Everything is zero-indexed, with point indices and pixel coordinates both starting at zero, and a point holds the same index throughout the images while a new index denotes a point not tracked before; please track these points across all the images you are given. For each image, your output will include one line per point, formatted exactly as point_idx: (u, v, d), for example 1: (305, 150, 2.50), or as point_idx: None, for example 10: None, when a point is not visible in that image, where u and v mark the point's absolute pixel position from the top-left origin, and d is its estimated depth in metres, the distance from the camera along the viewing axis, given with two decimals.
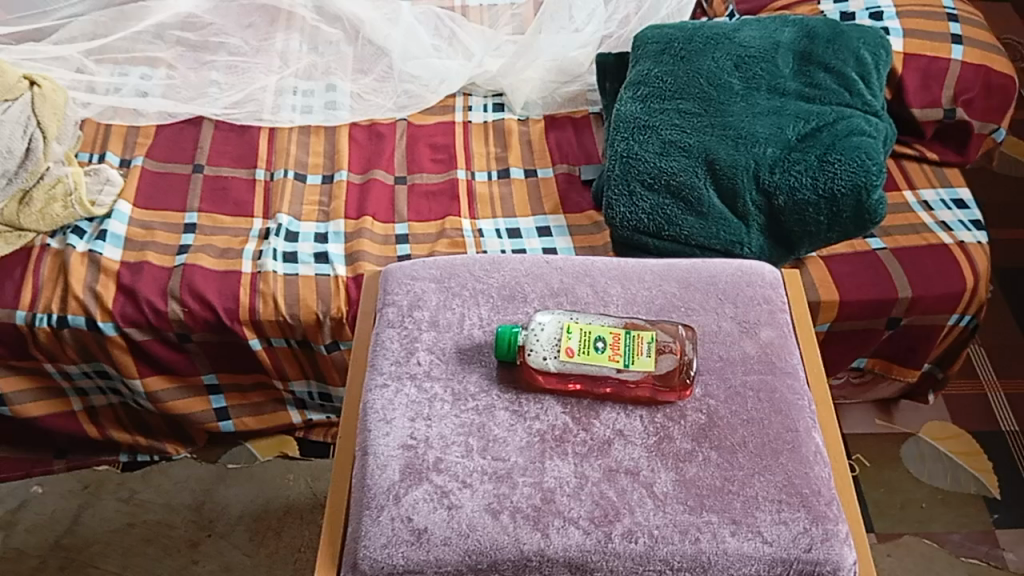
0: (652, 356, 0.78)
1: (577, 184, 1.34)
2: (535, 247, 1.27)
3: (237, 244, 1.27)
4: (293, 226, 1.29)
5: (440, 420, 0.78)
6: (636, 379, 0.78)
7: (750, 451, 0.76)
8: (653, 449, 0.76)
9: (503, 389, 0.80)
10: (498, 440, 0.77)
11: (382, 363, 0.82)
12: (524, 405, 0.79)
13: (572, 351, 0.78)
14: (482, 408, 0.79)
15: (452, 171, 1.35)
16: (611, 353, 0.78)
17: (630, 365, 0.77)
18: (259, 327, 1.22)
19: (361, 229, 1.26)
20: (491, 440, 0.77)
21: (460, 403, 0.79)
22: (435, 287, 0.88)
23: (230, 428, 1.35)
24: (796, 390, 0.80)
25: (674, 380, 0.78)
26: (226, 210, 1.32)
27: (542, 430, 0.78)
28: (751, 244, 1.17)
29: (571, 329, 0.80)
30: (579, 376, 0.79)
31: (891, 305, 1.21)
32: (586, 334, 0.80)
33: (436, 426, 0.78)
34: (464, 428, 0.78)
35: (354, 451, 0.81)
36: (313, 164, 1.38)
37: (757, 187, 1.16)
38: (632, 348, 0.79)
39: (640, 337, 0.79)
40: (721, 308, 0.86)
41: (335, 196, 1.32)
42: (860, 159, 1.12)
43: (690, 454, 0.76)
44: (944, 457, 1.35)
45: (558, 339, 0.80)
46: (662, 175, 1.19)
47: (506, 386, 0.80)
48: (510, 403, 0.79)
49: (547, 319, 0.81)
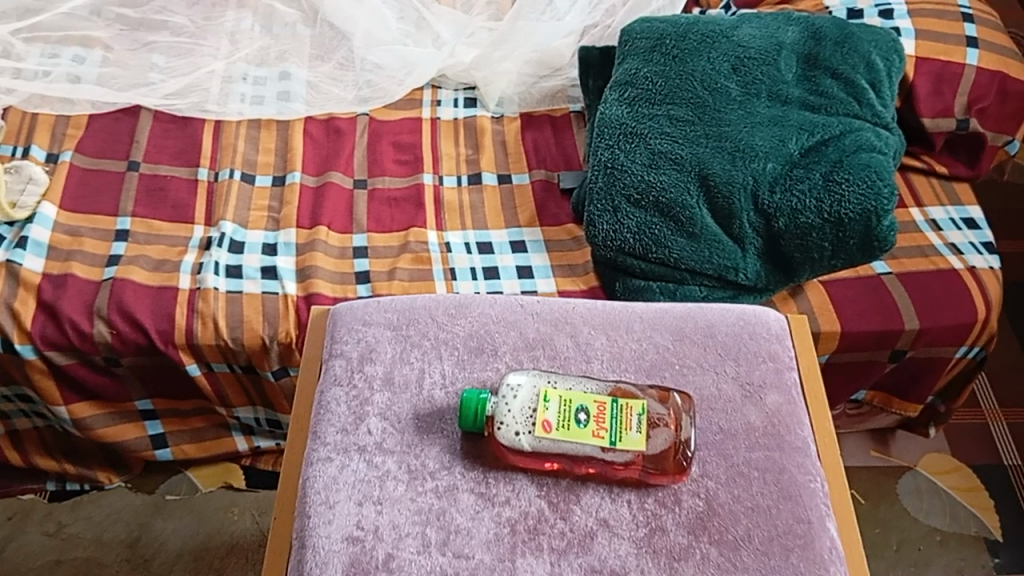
0: (643, 432, 0.67)
1: (555, 193, 1.21)
2: (508, 264, 1.15)
3: (174, 255, 1.14)
4: (239, 235, 1.16)
5: (392, 506, 0.67)
6: (626, 460, 0.67)
7: (756, 548, 0.65)
8: (642, 544, 0.65)
9: (468, 466, 0.69)
10: (460, 532, 0.66)
11: (326, 431, 0.71)
12: (493, 487, 0.68)
13: (549, 426, 0.67)
14: (443, 490, 0.68)
15: (418, 175, 1.22)
16: (595, 428, 0.67)
17: (617, 444, 0.66)
18: (197, 351, 1.09)
19: (315, 241, 1.13)
20: (452, 531, 0.66)
21: (417, 484, 0.68)
22: (391, 337, 0.76)
23: (168, 456, 1.23)
24: (807, 469, 0.69)
25: (671, 462, 0.67)
26: (163, 214, 1.18)
27: (512, 519, 0.66)
28: (746, 270, 1.05)
29: (550, 398, 0.68)
30: (557, 454, 0.67)
31: (896, 338, 1.10)
32: (567, 404, 0.68)
33: (387, 514, 0.66)
34: (421, 517, 0.66)
35: (291, 534, 0.70)
36: (262, 162, 1.24)
37: (755, 207, 1.04)
38: (620, 423, 0.67)
39: (630, 408, 0.68)
40: (722, 367, 0.75)
41: (286, 201, 1.19)
42: (870, 180, 1.01)
43: (686, 551, 0.65)
44: (942, 493, 1.26)
45: (534, 409, 0.68)
46: (650, 190, 1.06)
47: (471, 462, 0.69)
48: (475, 484, 0.68)
49: (519, 383, 0.69)
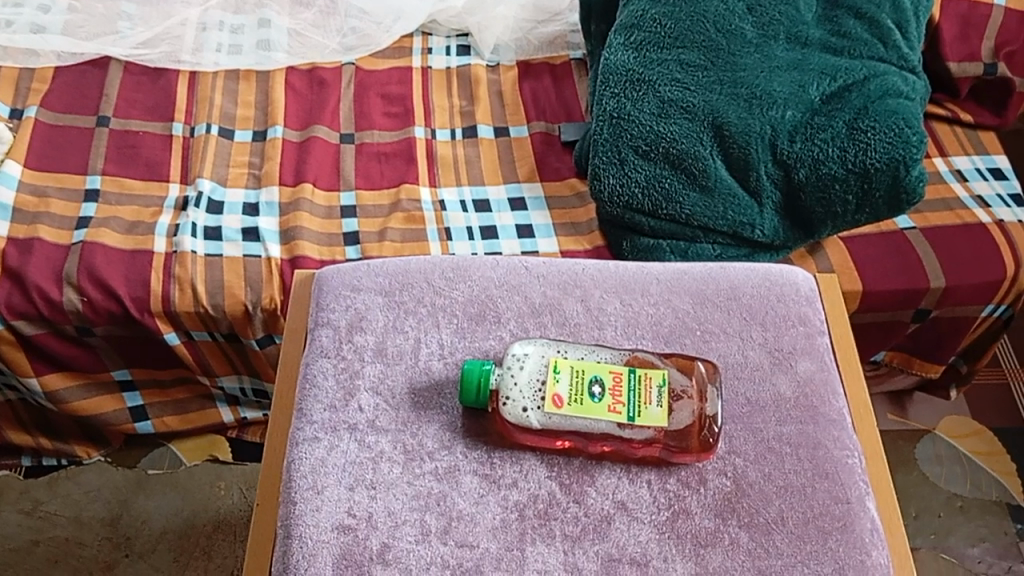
0: (665, 405, 0.60)
1: (556, 147, 1.14)
2: (507, 223, 1.07)
3: (148, 217, 1.06)
4: (217, 194, 1.08)
5: (386, 490, 0.60)
6: (646, 438, 0.60)
7: (790, 531, 0.59)
8: (664, 529, 0.59)
9: (470, 444, 0.62)
10: (463, 518, 0.59)
11: (312, 408, 0.64)
12: (498, 468, 0.61)
13: (560, 401, 0.60)
14: (443, 472, 0.61)
15: (409, 128, 1.14)
16: (612, 402, 0.60)
17: (636, 420, 0.60)
18: (176, 319, 1.02)
19: (299, 200, 1.06)
20: (454, 518, 0.59)
21: (414, 466, 0.61)
22: (383, 305, 0.69)
23: (149, 429, 1.16)
24: (844, 444, 0.63)
25: (697, 437, 0.61)
26: (136, 173, 1.10)
27: (521, 503, 0.60)
28: (763, 226, 0.98)
29: (560, 371, 0.62)
30: (569, 433, 0.61)
31: (920, 297, 1.04)
32: (580, 377, 0.61)
33: (382, 499, 0.60)
34: (419, 502, 0.60)
35: (275, 521, 0.63)
36: (241, 116, 1.16)
37: (773, 158, 0.97)
38: (637, 396, 0.60)
39: (648, 379, 0.61)
40: (746, 332, 0.68)
41: (267, 156, 1.11)
42: (898, 127, 0.93)
43: (713, 536, 0.59)
44: (962, 458, 1.21)
45: (544, 383, 0.61)
46: (660, 140, 0.99)
47: (473, 441, 0.63)
48: (478, 465, 0.62)
49: (526, 353, 0.63)
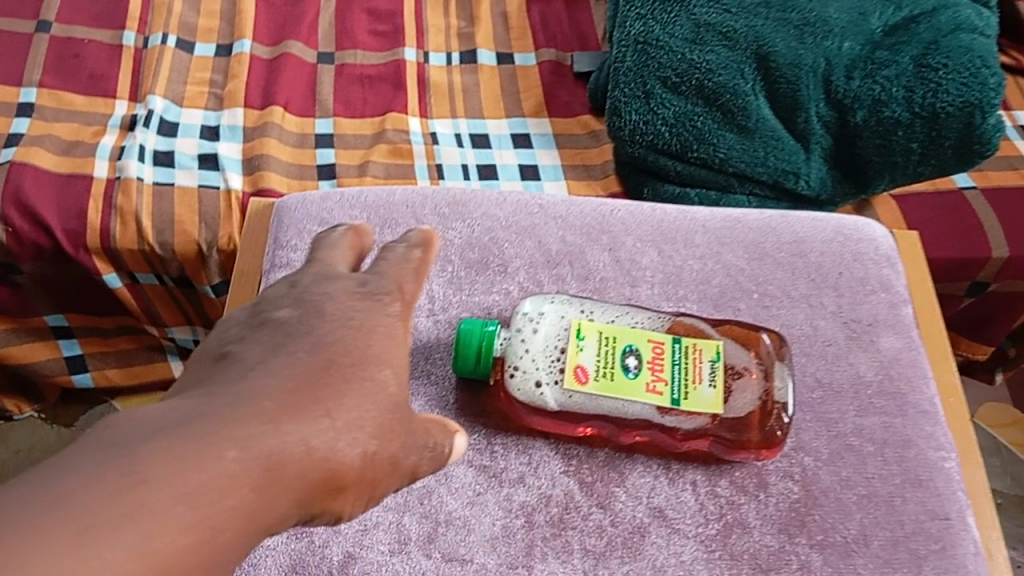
0: (719, 386, 0.49)
1: (567, 79, 0.98)
2: (509, 163, 0.92)
3: (89, 137, 0.91)
4: (171, 113, 0.92)
5: None
6: (692, 427, 0.49)
7: (874, 555, 0.47)
8: (713, 547, 0.47)
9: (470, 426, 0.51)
10: (456, 523, 0.48)
11: None
12: (501, 460, 0.50)
13: (583, 376, 0.48)
14: None
15: (398, 49, 0.98)
16: (651, 380, 0.48)
17: (681, 405, 0.48)
18: (116, 258, 0.86)
19: (266, 124, 0.90)
20: (444, 522, 0.48)
21: None
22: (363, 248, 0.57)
23: (88, 383, 1.00)
24: (938, 442, 0.51)
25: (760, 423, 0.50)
26: (79, 87, 0.94)
27: (527, 506, 0.48)
28: (809, 176, 0.84)
29: (584, 338, 0.50)
30: (594, 416, 0.49)
31: (978, 269, 0.90)
32: (610, 347, 0.49)
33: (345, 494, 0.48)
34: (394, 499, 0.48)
35: None
36: (203, 27, 1.00)
37: (825, 95, 0.83)
38: (684, 373, 0.49)
39: (697, 352, 0.50)
40: (810, 297, 0.56)
41: (232, 73, 0.95)
42: (973, 66, 0.79)
43: (779, 558, 0.47)
44: (1002, 450, 1.08)
45: (564, 352, 0.49)
46: (693, 71, 0.84)
47: (472, 422, 0.52)
48: (475, 454, 0.50)
49: (541, 314, 0.51)
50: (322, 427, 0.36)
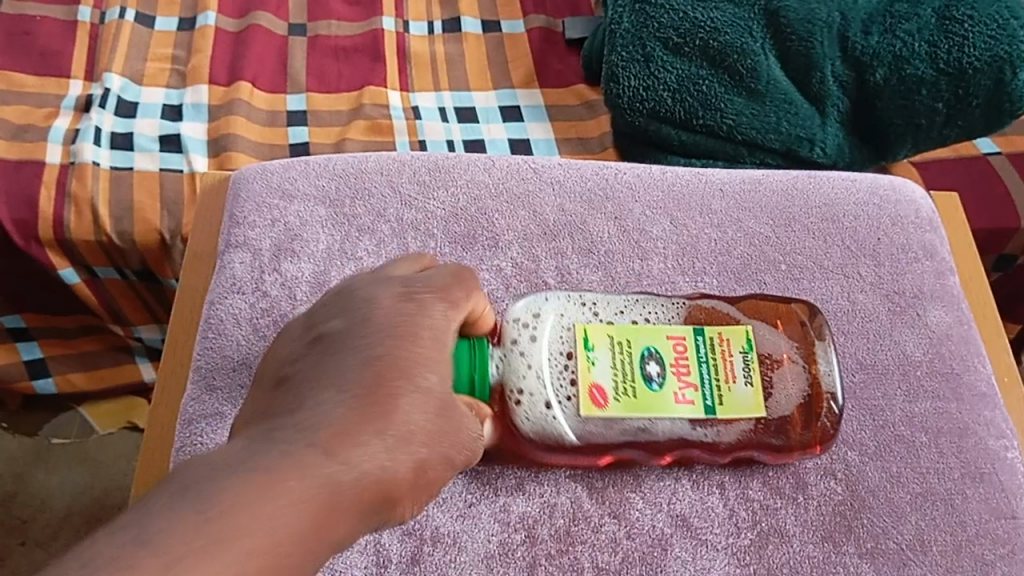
0: (756, 382, 0.43)
1: (558, 46, 0.91)
2: (497, 137, 0.86)
3: (40, 119, 0.83)
4: (128, 92, 0.85)
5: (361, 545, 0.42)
6: (731, 436, 0.43)
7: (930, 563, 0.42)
8: (747, 560, 0.42)
9: None
10: (446, 543, 0.42)
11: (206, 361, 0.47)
12: (496, 465, 0.44)
13: (602, 399, 0.41)
14: None
15: (374, 18, 0.91)
16: (679, 389, 0.42)
17: (720, 412, 0.42)
18: (72, 250, 0.79)
19: (233, 100, 0.83)
20: (433, 542, 0.42)
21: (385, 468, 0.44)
22: (325, 224, 0.51)
23: (52, 390, 0.91)
24: (999, 430, 0.46)
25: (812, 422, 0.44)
26: (30, 65, 0.86)
27: (529, 518, 0.43)
28: (825, 143, 0.76)
29: (594, 350, 0.42)
30: (619, 441, 0.42)
31: (1006, 241, 0.83)
32: (626, 355, 0.42)
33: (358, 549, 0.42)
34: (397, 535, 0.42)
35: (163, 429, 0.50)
36: (165, 0, 0.92)
37: (842, 53, 0.75)
38: (716, 375, 0.42)
39: (724, 347, 0.43)
40: (841, 264, 0.51)
41: (195, 48, 0.88)
42: (999, 17, 0.72)
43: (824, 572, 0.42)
44: None
45: (571, 368, 0.42)
46: (698, 30, 0.77)
47: None
48: None
49: (536, 322, 0.43)
50: (376, 445, 0.34)
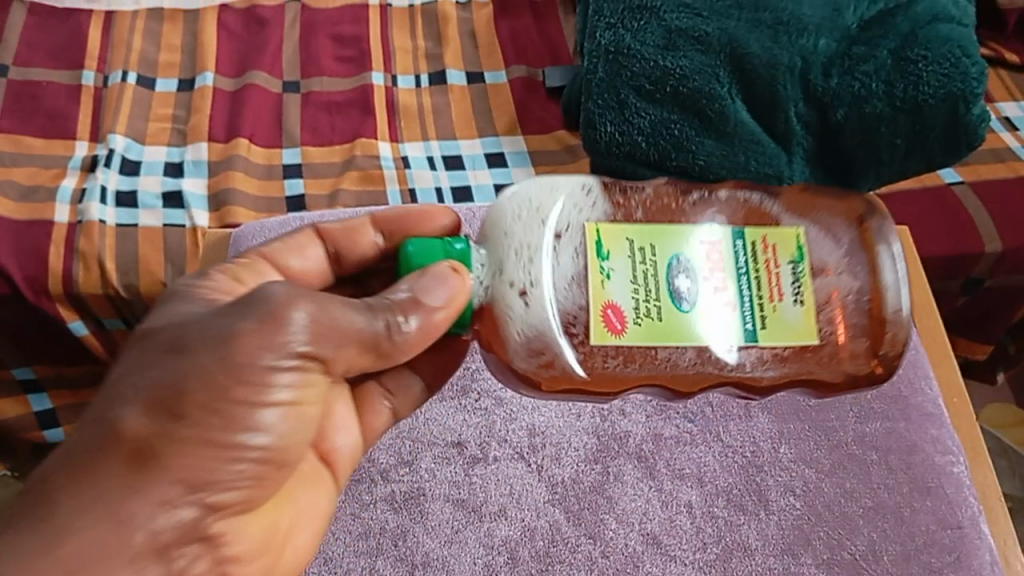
0: (805, 303, 0.48)
1: (540, 93, 0.96)
2: (483, 183, 0.91)
3: (48, 179, 0.87)
4: (132, 152, 0.90)
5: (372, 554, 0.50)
6: (775, 353, 0.48)
7: (886, 568, 0.50)
8: (714, 569, 0.50)
9: (469, 448, 0.54)
10: (434, 562, 0.50)
11: None
12: (490, 489, 0.53)
13: (619, 323, 0.46)
14: (410, 499, 0.52)
15: (364, 73, 0.95)
16: (710, 306, 0.47)
17: (762, 336, 0.48)
18: (81, 303, 0.82)
19: (232, 156, 0.88)
20: (422, 562, 0.50)
21: (379, 481, 0.53)
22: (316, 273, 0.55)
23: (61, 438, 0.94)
24: (945, 447, 0.54)
25: (882, 339, 0.51)
26: (38, 128, 0.90)
27: (516, 536, 0.51)
28: (792, 178, 0.82)
29: (609, 259, 0.47)
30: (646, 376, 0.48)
31: (972, 264, 0.87)
32: (649, 268, 0.47)
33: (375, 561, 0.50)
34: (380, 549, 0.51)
35: None
36: (165, 62, 0.96)
37: (805, 95, 0.79)
38: (760, 287, 0.48)
39: (774, 249, 0.49)
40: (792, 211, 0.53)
41: (194, 108, 0.92)
42: (953, 56, 0.75)
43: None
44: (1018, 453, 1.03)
45: (578, 277, 0.47)
46: (668, 77, 0.81)
47: (455, 448, 0.54)
48: (467, 489, 0.53)
49: (529, 217, 0.48)
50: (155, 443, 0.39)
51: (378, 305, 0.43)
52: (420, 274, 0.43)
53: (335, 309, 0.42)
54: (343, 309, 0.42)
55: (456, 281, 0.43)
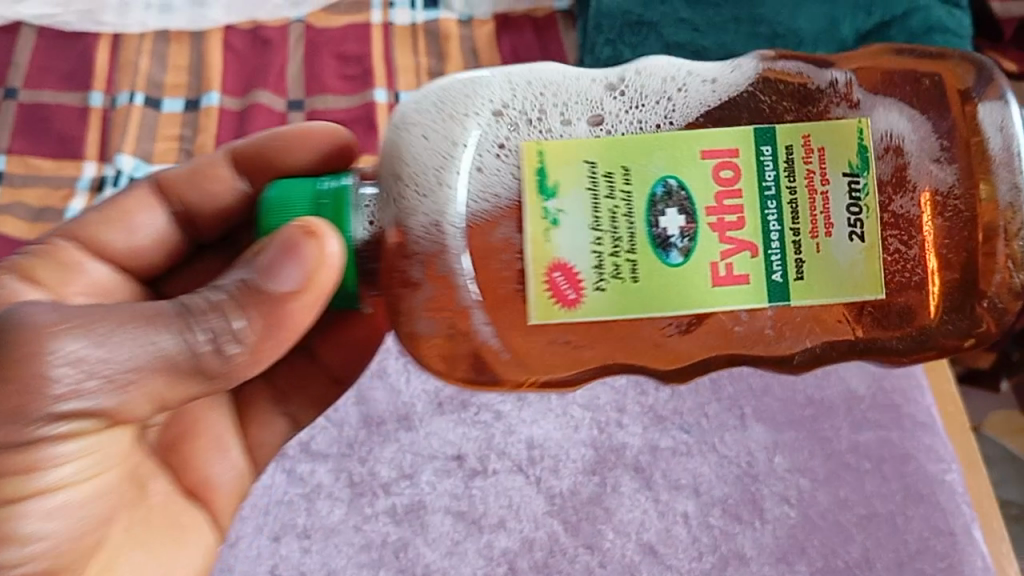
0: (864, 240, 0.45)
1: None
2: None
3: (58, 200, 0.90)
4: (140, 171, 0.92)
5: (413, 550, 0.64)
6: (817, 306, 0.45)
7: (882, 564, 0.62)
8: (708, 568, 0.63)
9: (495, 458, 0.67)
10: (455, 552, 0.64)
11: None
12: (513, 498, 0.66)
13: (563, 281, 0.44)
14: (432, 509, 0.66)
15: (367, 91, 0.97)
16: (720, 253, 0.44)
17: (793, 291, 0.44)
18: None
19: None
20: (445, 556, 0.64)
21: (406, 479, 0.67)
22: (221, 259, 0.58)
23: None
24: (938, 455, 0.66)
25: (989, 281, 0.47)
26: (48, 150, 0.92)
27: (533, 541, 0.64)
28: None
29: (557, 198, 0.44)
30: (621, 335, 0.46)
31: None
32: (619, 207, 0.44)
33: (423, 556, 0.64)
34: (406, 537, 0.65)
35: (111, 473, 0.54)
36: (171, 83, 0.97)
37: None
38: (806, 214, 0.44)
39: (824, 155, 0.44)
40: (785, 98, 0.47)
41: (200, 128, 0.94)
42: None
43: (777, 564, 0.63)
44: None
45: (506, 214, 0.45)
46: None
47: (474, 460, 0.67)
48: (501, 498, 0.66)
49: (442, 136, 0.45)
50: None
51: (188, 309, 0.41)
52: (278, 247, 0.42)
53: (117, 332, 0.40)
54: (128, 328, 0.40)
55: (311, 246, 0.41)
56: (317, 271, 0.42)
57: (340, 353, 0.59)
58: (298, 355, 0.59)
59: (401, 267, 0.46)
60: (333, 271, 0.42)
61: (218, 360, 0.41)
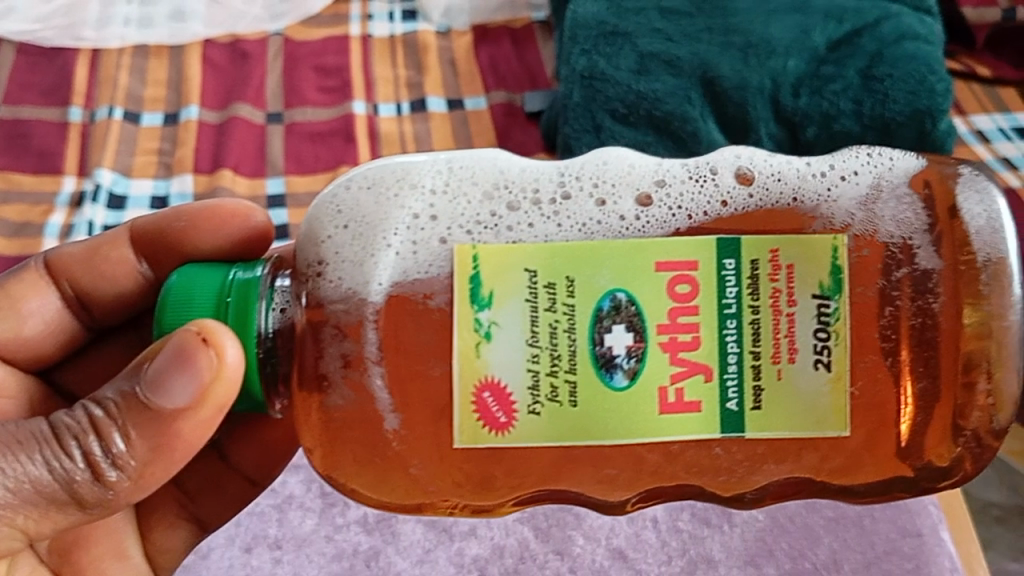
0: (832, 369, 0.40)
1: (519, 119, 0.98)
2: None
3: (38, 216, 0.89)
4: (119, 186, 0.91)
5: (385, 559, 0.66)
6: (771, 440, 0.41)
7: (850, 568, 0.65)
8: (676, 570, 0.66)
9: None
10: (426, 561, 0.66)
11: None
12: None
13: (501, 405, 0.40)
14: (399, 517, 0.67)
15: (346, 103, 0.97)
16: (669, 376, 0.40)
17: (748, 422, 0.40)
18: None
19: (217, 188, 0.89)
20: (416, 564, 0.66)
21: None
22: (125, 345, 0.58)
23: None
24: None
25: (966, 417, 0.42)
26: (28, 165, 0.92)
27: (504, 547, 0.66)
28: None
29: (490, 309, 0.40)
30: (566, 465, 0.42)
31: None
32: (559, 322, 0.39)
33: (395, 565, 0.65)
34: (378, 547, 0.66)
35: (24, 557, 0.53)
36: (150, 97, 0.97)
37: (775, 115, 0.81)
38: (767, 341, 0.40)
39: (792, 274, 0.40)
40: (797, 197, 0.42)
41: (180, 142, 0.94)
42: (919, 73, 0.78)
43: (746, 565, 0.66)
44: None
45: (435, 329, 0.41)
46: (642, 101, 0.82)
47: None
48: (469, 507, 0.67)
49: (370, 226, 0.42)
50: None
51: (63, 429, 0.39)
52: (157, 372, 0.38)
53: None
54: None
55: (206, 357, 0.37)
56: (209, 389, 0.38)
57: (250, 452, 0.57)
58: (210, 457, 0.57)
59: (319, 365, 0.42)
60: (231, 383, 0.38)
61: (98, 487, 0.39)
